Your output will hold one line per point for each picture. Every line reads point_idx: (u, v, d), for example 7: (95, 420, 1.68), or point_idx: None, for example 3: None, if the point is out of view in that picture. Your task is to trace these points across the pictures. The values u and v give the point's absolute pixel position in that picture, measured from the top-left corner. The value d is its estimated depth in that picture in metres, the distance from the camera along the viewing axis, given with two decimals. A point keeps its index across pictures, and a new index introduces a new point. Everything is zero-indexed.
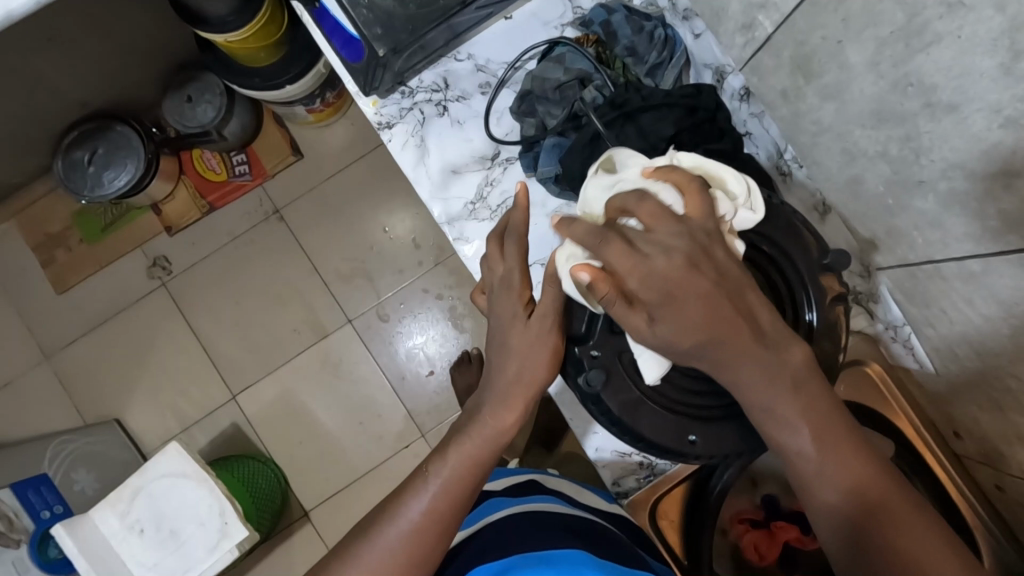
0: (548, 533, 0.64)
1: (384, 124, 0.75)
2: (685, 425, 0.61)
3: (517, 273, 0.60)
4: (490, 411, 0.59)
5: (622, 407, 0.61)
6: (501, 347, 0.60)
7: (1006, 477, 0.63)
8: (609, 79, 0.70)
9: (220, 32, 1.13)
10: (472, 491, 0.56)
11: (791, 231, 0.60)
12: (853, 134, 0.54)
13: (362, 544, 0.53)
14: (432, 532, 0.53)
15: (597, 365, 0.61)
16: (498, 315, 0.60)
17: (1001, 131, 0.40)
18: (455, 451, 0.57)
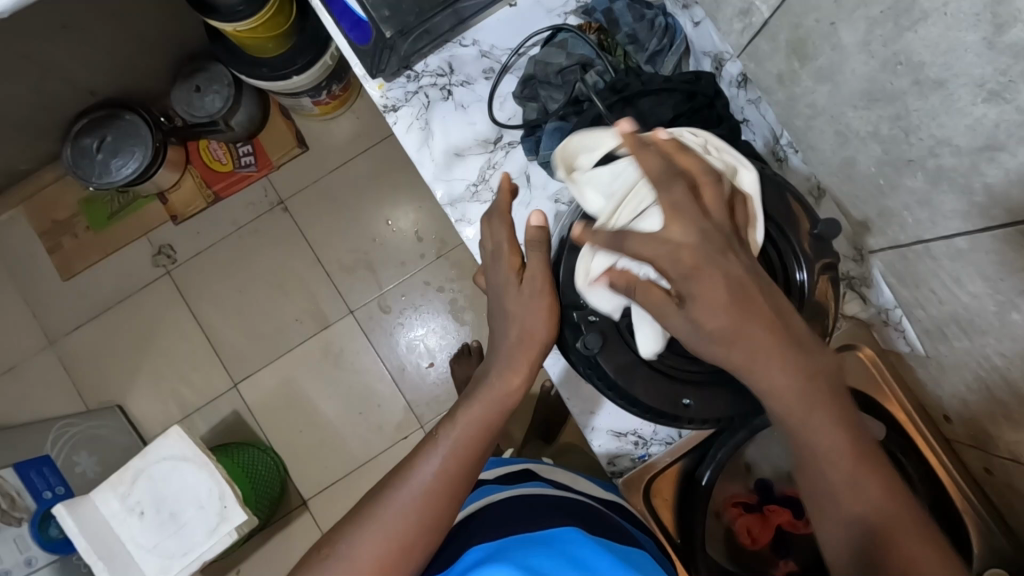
0: (546, 512, 0.66)
1: (390, 107, 0.77)
2: (679, 390, 0.62)
3: (505, 243, 0.65)
4: (497, 374, 0.61)
5: (618, 372, 0.61)
6: (503, 313, 0.63)
7: (995, 459, 0.64)
8: (609, 65, 0.72)
9: (229, 21, 1.15)
10: (483, 449, 0.58)
11: (789, 213, 0.61)
12: (847, 115, 0.55)
13: (376, 503, 0.54)
14: (446, 489, 0.55)
15: (594, 329, 0.61)
16: (494, 281, 0.65)
17: (984, 105, 0.41)
18: (464, 414, 0.59)
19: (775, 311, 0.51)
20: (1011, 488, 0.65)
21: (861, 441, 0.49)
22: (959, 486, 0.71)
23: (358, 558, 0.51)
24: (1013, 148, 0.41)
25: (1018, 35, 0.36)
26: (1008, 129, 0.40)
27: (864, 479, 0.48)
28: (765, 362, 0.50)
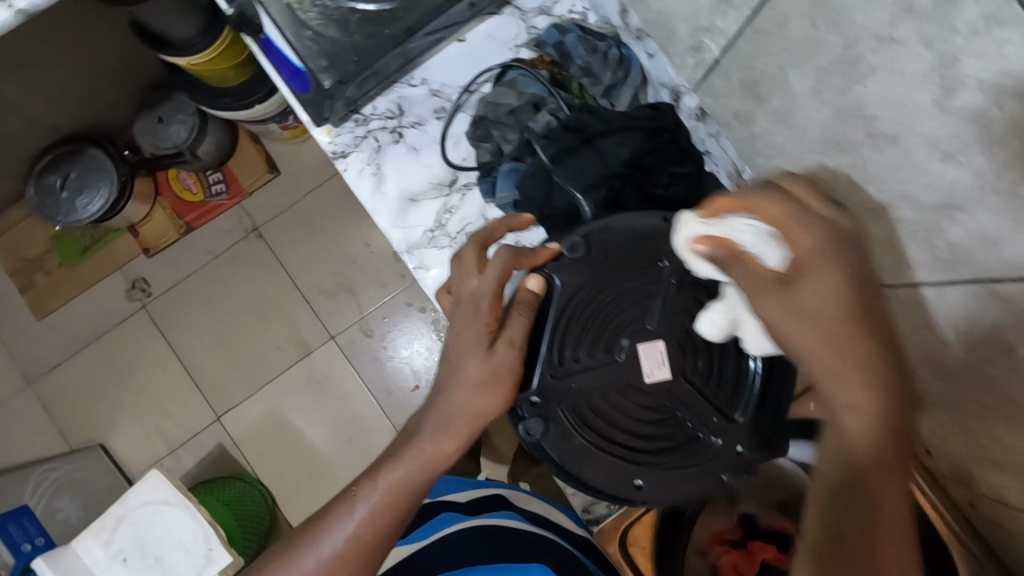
0: (490, 545, 0.65)
1: (339, 153, 0.73)
2: (631, 471, 0.59)
3: (487, 297, 0.55)
4: (429, 434, 0.53)
5: (565, 453, 0.59)
6: (447, 368, 0.55)
7: (979, 497, 0.62)
8: (563, 102, 0.68)
9: (183, 56, 1.12)
10: (408, 513, 0.52)
11: None
12: (804, 159, 0.52)
13: (284, 562, 0.50)
14: (356, 560, 0.50)
15: (537, 412, 0.59)
16: (457, 330, 0.55)
17: (940, 165, 0.38)
18: (387, 473, 0.52)
19: (867, 300, 0.41)
20: (997, 524, 0.63)
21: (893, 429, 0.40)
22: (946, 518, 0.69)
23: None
24: (972, 210, 0.38)
25: (969, 100, 0.33)
26: (967, 191, 0.37)
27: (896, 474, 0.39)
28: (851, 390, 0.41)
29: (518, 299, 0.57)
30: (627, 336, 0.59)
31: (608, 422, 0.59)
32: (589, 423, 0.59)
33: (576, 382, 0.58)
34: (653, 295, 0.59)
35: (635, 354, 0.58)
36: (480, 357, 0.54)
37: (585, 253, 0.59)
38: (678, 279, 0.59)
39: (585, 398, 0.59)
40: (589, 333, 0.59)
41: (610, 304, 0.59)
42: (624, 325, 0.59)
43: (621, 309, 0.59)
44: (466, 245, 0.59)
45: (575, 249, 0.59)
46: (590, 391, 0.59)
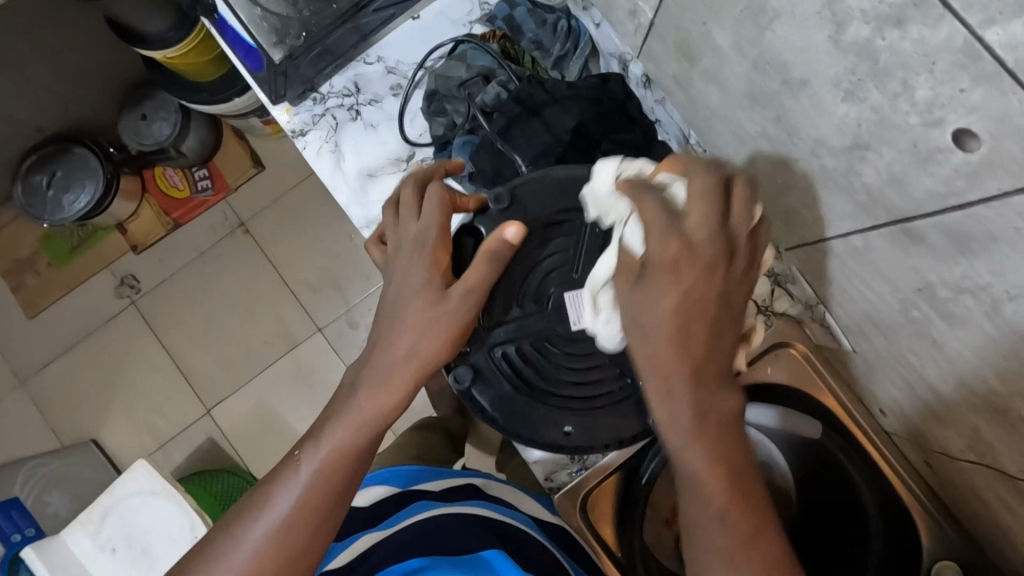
0: (467, 533, 0.63)
1: (298, 132, 0.75)
2: (558, 418, 0.60)
3: (432, 232, 0.54)
4: (365, 392, 0.53)
5: (494, 402, 0.60)
6: (389, 314, 0.53)
7: (933, 454, 0.63)
8: (512, 74, 0.69)
9: (158, 49, 1.14)
10: (353, 473, 0.52)
11: None
12: (736, 116, 0.53)
13: (231, 533, 0.50)
14: (303, 525, 0.50)
15: (466, 360, 0.59)
16: (400, 274, 0.54)
17: (844, 105, 0.39)
18: (327, 438, 0.52)
19: (725, 330, 0.46)
20: (951, 483, 0.63)
21: (710, 434, 0.45)
22: (904, 481, 0.70)
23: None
24: (877, 147, 0.39)
25: (857, 34, 0.34)
26: (870, 128, 0.38)
27: (693, 465, 0.45)
28: (677, 402, 0.45)
29: (484, 246, 0.55)
30: (551, 285, 0.58)
31: (537, 370, 0.59)
32: (518, 371, 0.60)
33: (505, 331, 0.59)
34: (577, 243, 0.58)
35: (560, 303, 0.58)
36: (428, 303, 0.53)
37: (509, 204, 0.59)
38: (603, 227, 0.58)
39: (515, 347, 0.59)
40: (516, 282, 0.59)
41: (536, 254, 0.59)
42: (548, 275, 0.59)
43: (551, 259, 0.59)
44: (405, 187, 0.57)
45: (500, 200, 0.58)
46: (522, 340, 0.59)
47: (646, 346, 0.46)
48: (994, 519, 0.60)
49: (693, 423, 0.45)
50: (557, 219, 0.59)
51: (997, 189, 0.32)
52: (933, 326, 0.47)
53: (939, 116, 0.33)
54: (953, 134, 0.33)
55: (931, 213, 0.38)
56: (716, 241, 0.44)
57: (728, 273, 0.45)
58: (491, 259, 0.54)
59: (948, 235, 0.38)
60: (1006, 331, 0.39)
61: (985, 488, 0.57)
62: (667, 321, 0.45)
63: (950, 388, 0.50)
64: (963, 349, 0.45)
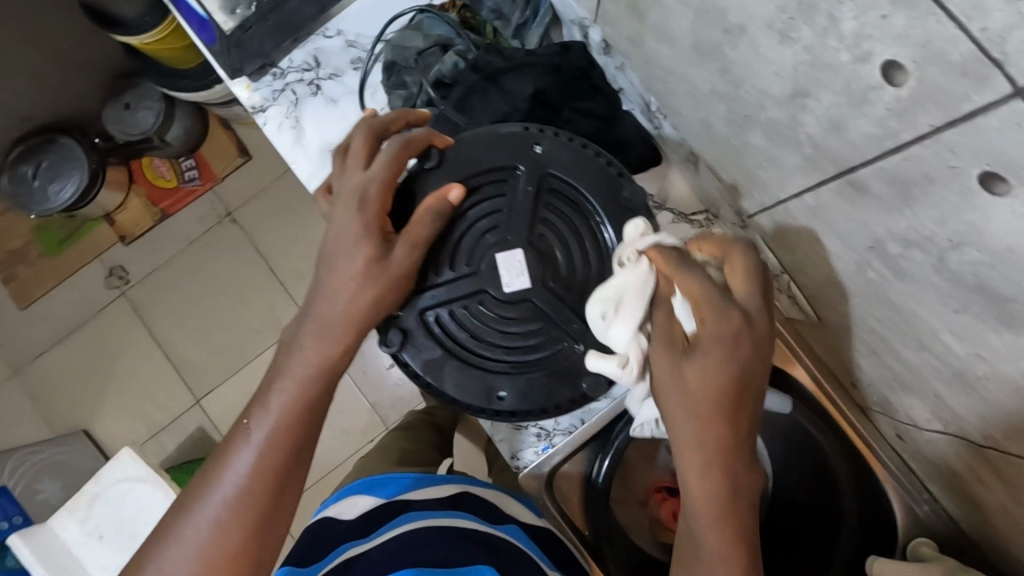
0: (452, 543, 0.62)
1: (258, 108, 0.74)
2: (492, 381, 0.57)
3: (377, 185, 0.52)
4: (311, 343, 0.50)
5: (427, 366, 0.57)
6: (328, 263, 0.51)
7: (903, 425, 0.61)
8: (470, 42, 0.67)
9: (134, 34, 1.14)
10: (308, 432, 0.49)
11: (606, 176, 0.57)
12: (687, 74, 0.51)
13: (179, 517, 0.46)
14: (259, 494, 0.46)
15: (396, 324, 0.57)
16: (337, 223, 0.52)
17: (781, 48, 0.37)
18: (276, 395, 0.48)
19: (746, 406, 0.45)
20: (923, 456, 0.61)
21: (733, 511, 0.45)
22: (877, 454, 0.68)
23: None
24: (816, 93, 0.37)
25: None
26: (807, 72, 0.37)
27: (710, 534, 0.44)
28: (708, 469, 0.45)
29: (428, 201, 0.54)
30: (485, 246, 0.57)
31: (469, 330, 0.57)
32: (451, 335, 0.57)
33: (438, 291, 0.57)
34: (510, 203, 0.57)
35: (493, 264, 0.57)
36: (370, 252, 0.51)
37: (439, 162, 0.57)
38: (534, 186, 0.57)
39: (448, 309, 0.57)
40: (449, 244, 0.57)
41: (469, 214, 0.57)
42: (482, 236, 0.57)
43: (485, 216, 0.57)
44: (356, 135, 0.54)
45: (432, 158, 0.57)
46: (455, 301, 0.57)
47: (671, 402, 0.46)
48: (966, 490, 0.58)
49: (718, 500, 0.45)
50: (491, 173, 0.57)
51: (930, 125, 0.31)
52: (888, 286, 0.45)
53: (867, 50, 0.31)
54: (882, 68, 0.31)
55: (873, 159, 0.36)
56: (736, 334, 0.45)
57: (755, 339, 0.45)
58: (437, 213, 0.54)
59: (890, 183, 0.36)
60: (954, 283, 0.38)
61: (953, 457, 0.55)
62: (695, 396, 0.45)
63: (911, 353, 0.49)
64: (918, 308, 0.43)
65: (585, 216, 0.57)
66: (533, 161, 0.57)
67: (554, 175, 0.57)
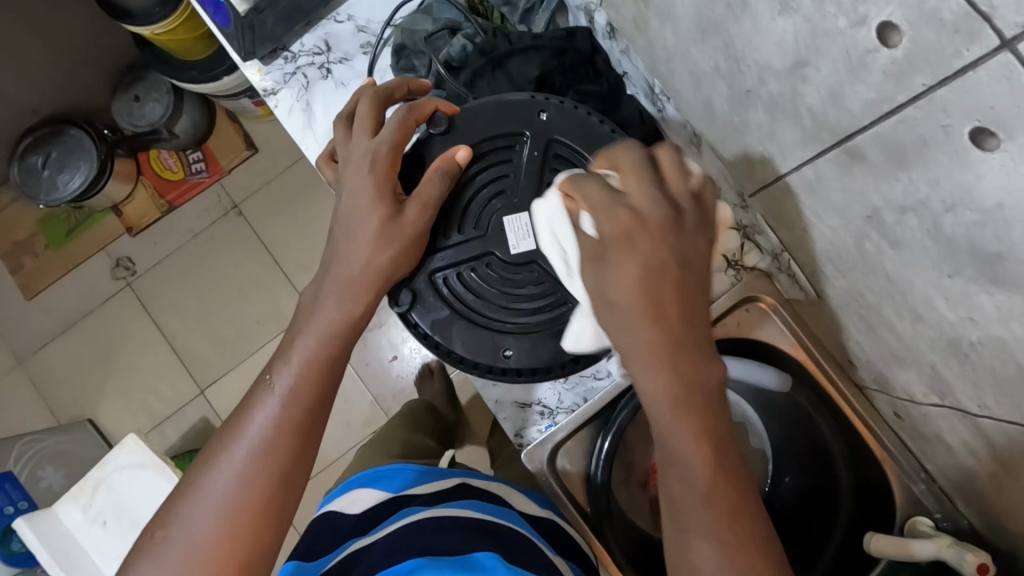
0: (456, 531, 0.64)
1: (270, 91, 0.76)
2: (500, 341, 0.59)
3: (387, 146, 0.54)
4: (332, 299, 0.52)
5: (436, 326, 0.59)
6: (344, 227, 0.53)
7: (900, 402, 0.62)
8: (478, 27, 0.69)
9: (144, 24, 1.15)
10: (330, 385, 0.50)
11: (610, 139, 0.58)
12: (690, 53, 0.53)
13: (206, 472, 0.46)
14: (287, 442, 0.47)
15: (406, 284, 0.58)
16: (352, 186, 0.54)
17: (781, 19, 0.39)
18: (300, 349, 0.50)
19: (677, 285, 0.46)
20: (920, 432, 0.62)
21: (687, 380, 0.45)
22: (875, 433, 0.68)
23: (197, 537, 0.45)
24: (815, 62, 0.39)
25: None
26: (807, 41, 0.38)
27: (678, 418, 0.45)
28: (645, 363, 0.45)
29: (437, 161, 0.56)
30: (492, 210, 0.58)
31: (476, 290, 0.59)
32: (460, 296, 0.59)
33: (447, 253, 0.58)
34: (516, 168, 0.59)
35: (500, 227, 0.58)
36: (385, 213, 0.53)
37: (446, 127, 0.58)
38: (540, 151, 0.58)
39: (456, 272, 0.59)
40: (457, 208, 0.58)
41: (477, 180, 0.59)
42: (490, 200, 0.59)
43: (492, 180, 0.59)
44: (363, 99, 0.56)
45: (439, 123, 0.58)
46: (464, 263, 0.58)
47: (605, 314, 0.47)
48: (961, 466, 0.59)
49: (670, 387, 0.45)
50: (497, 140, 0.59)
51: (923, 86, 0.32)
52: (885, 256, 0.46)
53: (864, 13, 0.33)
54: (877, 30, 0.33)
55: (869, 126, 0.38)
56: (639, 217, 0.46)
57: (679, 232, 0.47)
58: (443, 174, 0.56)
59: (886, 149, 0.38)
60: (947, 247, 0.39)
61: (949, 432, 0.56)
62: (625, 295, 0.45)
63: (908, 325, 0.50)
64: (913, 277, 0.45)
65: None
66: (538, 127, 0.58)
67: (559, 141, 0.58)
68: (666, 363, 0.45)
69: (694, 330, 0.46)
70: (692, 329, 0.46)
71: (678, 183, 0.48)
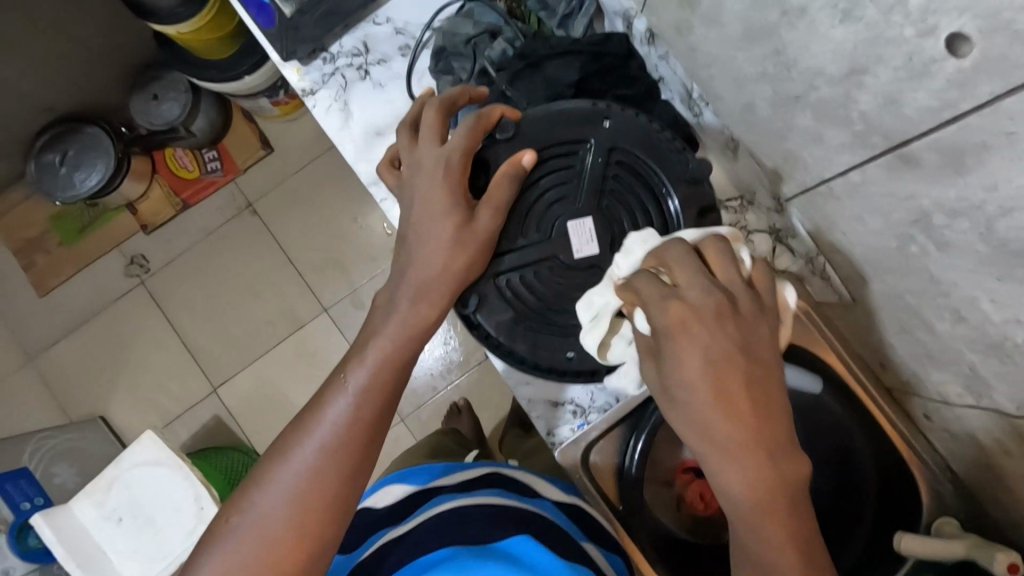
0: (485, 519, 0.64)
1: (308, 91, 0.76)
2: (562, 343, 0.60)
3: (458, 156, 0.56)
4: (403, 303, 0.55)
5: (499, 328, 0.61)
6: (418, 234, 0.56)
7: (930, 403, 0.63)
8: (518, 32, 0.71)
9: (170, 24, 1.16)
10: (398, 386, 0.53)
11: (670, 147, 0.60)
12: (735, 59, 0.54)
13: (281, 462, 0.49)
14: (358, 439, 0.50)
15: (472, 287, 0.59)
16: (424, 195, 0.56)
17: (842, 27, 0.40)
18: (372, 350, 0.53)
19: (748, 385, 0.46)
20: (949, 432, 0.63)
21: (765, 477, 0.45)
22: (902, 434, 0.70)
23: (270, 523, 0.47)
24: (874, 70, 0.40)
25: None
26: (868, 48, 0.39)
27: (762, 518, 0.44)
28: (724, 461, 0.45)
29: (503, 167, 0.56)
30: (555, 215, 0.59)
31: (539, 293, 0.60)
32: (522, 299, 0.60)
33: (511, 257, 0.59)
34: (580, 174, 0.60)
35: (563, 232, 0.59)
36: (459, 221, 0.55)
37: (511, 133, 0.58)
38: (603, 158, 0.59)
39: (519, 275, 0.60)
40: (521, 212, 0.59)
41: (540, 184, 0.59)
42: (552, 205, 0.59)
43: (556, 186, 0.59)
44: (427, 108, 0.58)
45: (505, 129, 0.58)
46: (528, 267, 0.59)
47: (675, 413, 0.48)
48: (992, 465, 0.60)
49: (748, 484, 0.45)
50: (563, 147, 0.59)
51: (989, 94, 0.34)
52: (929, 259, 0.47)
53: (933, 23, 0.34)
54: (946, 41, 0.34)
55: (927, 132, 0.39)
56: (697, 311, 0.47)
57: (738, 323, 0.47)
58: (512, 180, 0.56)
59: (943, 154, 0.39)
60: (999, 249, 0.40)
61: (982, 432, 0.57)
62: (694, 396, 0.46)
63: (947, 326, 0.51)
64: (958, 279, 0.46)
65: (652, 188, 0.60)
66: (602, 134, 0.59)
67: (622, 149, 0.59)
68: (743, 460, 0.45)
69: (769, 426, 0.46)
70: (770, 429, 0.46)
71: (732, 276, 0.49)
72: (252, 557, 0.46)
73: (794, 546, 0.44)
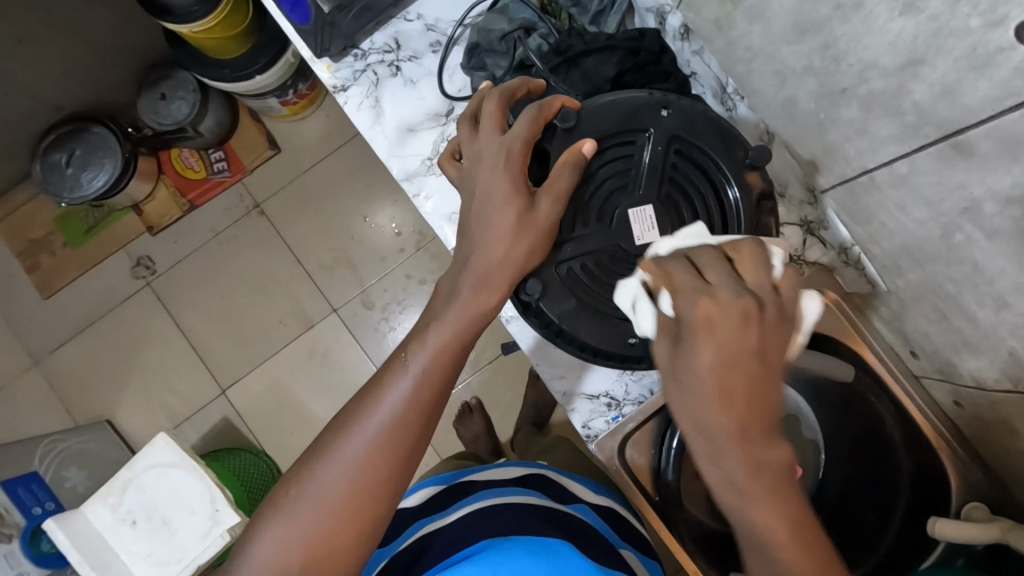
0: (519, 515, 0.64)
1: (339, 87, 0.77)
2: (624, 329, 0.62)
3: (519, 143, 0.56)
4: (467, 291, 0.55)
5: (561, 316, 0.63)
6: (479, 219, 0.56)
7: (964, 390, 0.64)
8: (552, 27, 0.72)
9: (185, 23, 1.15)
10: (455, 371, 0.55)
11: (727, 134, 0.61)
12: (780, 52, 0.55)
13: (340, 440, 0.51)
14: (414, 422, 0.52)
15: (536, 276, 0.61)
16: (486, 185, 0.56)
17: (901, 19, 0.41)
18: (434, 333, 0.54)
19: (757, 385, 0.44)
20: (982, 419, 0.65)
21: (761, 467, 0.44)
22: (929, 420, 0.72)
23: (327, 493, 0.50)
24: (932, 60, 0.41)
25: None
26: (929, 38, 0.40)
27: (756, 503, 0.44)
28: (723, 451, 0.44)
29: (565, 154, 0.56)
30: (616, 204, 0.61)
31: (603, 281, 0.62)
32: (584, 287, 0.62)
33: (575, 247, 0.61)
34: (639, 163, 0.61)
35: (625, 219, 0.61)
36: (520, 206, 0.55)
37: (573, 123, 0.59)
38: (662, 146, 0.61)
39: (581, 263, 0.62)
40: (583, 202, 0.61)
41: (599, 174, 0.60)
42: (613, 194, 0.61)
43: (617, 176, 0.61)
44: (488, 100, 0.59)
45: (566, 118, 0.58)
46: (590, 256, 0.61)
47: (677, 401, 0.46)
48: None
49: (746, 473, 0.44)
50: (622, 137, 0.60)
51: None
52: (976, 247, 0.48)
53: (1002, 14, 0.35)
54: (1016, 29, 0.35)
55: (987, 120, 0.40)
56: (725, 315, 0.43)
57: (762, 326, 0.44)
58: (573, 167, 0.57)
59: (1001, 141, 0.40)
60: None
61: (1018, 418, 0.58)
62: (701, 392, 0.44)
63: (988, 312, 0.52)
64: (1005, 266, 0.47)
65: (711, 177, 0.61)
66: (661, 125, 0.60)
67: (681, 138, 0.61)
68: (740, 452, 0.44)
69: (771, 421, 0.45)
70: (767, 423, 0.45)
71: (762, 274, 0.46)
72: (308, 526, 0.49)
73: (788, 531, 0.44)
